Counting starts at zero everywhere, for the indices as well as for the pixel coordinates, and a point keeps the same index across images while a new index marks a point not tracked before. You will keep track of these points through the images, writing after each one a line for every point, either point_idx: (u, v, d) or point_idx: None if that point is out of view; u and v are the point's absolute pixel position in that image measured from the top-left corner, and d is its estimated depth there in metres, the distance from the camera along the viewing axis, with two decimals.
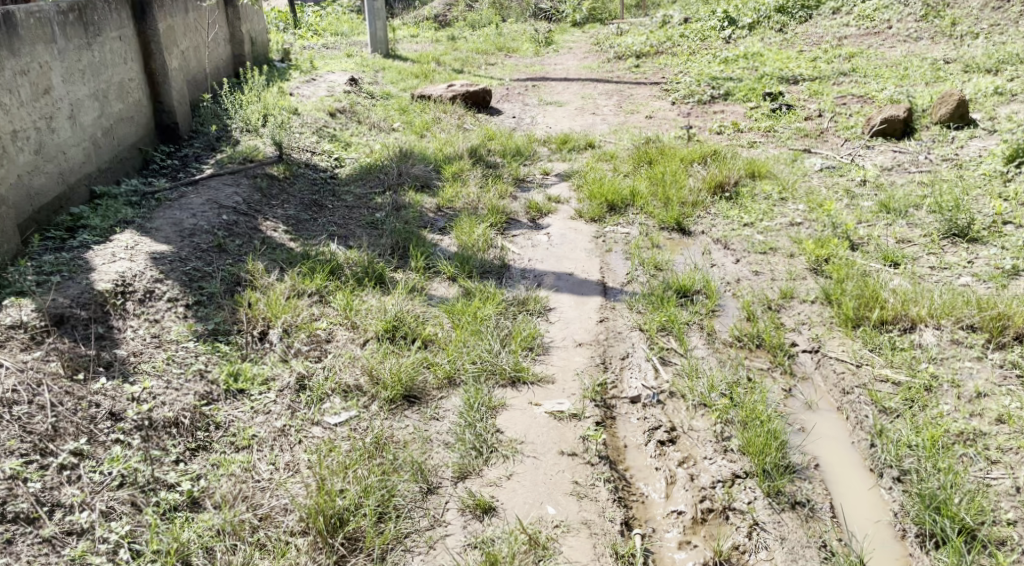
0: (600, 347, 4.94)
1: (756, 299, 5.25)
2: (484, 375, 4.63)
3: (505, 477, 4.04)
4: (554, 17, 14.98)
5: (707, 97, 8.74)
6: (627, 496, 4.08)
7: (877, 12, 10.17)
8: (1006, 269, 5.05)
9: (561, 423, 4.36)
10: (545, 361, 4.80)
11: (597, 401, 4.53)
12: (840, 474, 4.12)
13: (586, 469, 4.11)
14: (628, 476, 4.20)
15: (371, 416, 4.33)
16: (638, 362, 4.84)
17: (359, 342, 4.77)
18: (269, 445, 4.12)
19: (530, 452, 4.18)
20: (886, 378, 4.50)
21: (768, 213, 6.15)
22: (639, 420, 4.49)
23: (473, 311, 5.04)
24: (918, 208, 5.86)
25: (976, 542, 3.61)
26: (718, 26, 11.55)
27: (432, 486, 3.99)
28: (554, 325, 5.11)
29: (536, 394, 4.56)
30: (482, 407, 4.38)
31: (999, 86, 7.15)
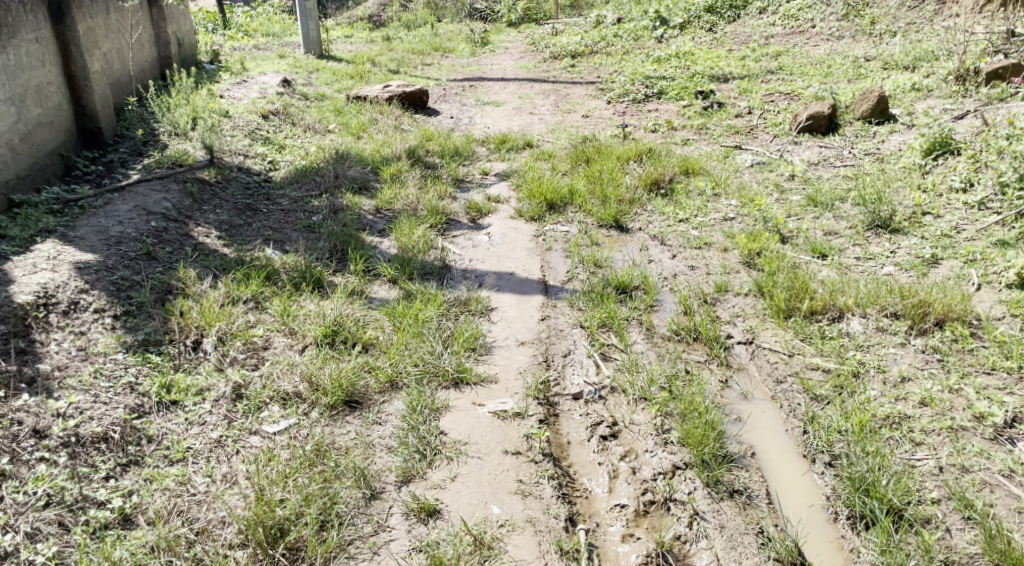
0: (542, 345, 4.98)
1: (692, 293, 5.35)
2: (427, 377, 4.63)
3: (450, 479, 4.06)
4: (490, 17, 14.98)
5: (641, 97, 8.86)
6: (571, 492, 4.13)
7: (801, 12, 10.45)
8: (926, 258, 5.25)
9: (505, 422, 4.40)
10: (487, 361, 4.83)
11: (540, 399, 4.57)
12: (775, 460, 4.23)
13: (530, 468, 4.15)
14: (572, 472, 4.25)
15: (311, 424, 4.30)
16: (580, 359, 4.90)
17: (298, 349, 4.73)
18: (205, 456, 4.07)
19: (474, 453, 4.20)
20: (816, 366, 4.65)
21: (702, 209, 6.28)
22: (581, 416, 4.55)
23: (414, 313, 5.03)
24: (843, 201, 6.05)
25: (902, 521, 3.75)
26: (651, 26, 11.72)
27: (375, 492, 3.98)
28: (496, 325, 5.14)
29: (479, 395, 4.58)
30: (425, 410, 4.39)
31: (916, 82, 7.41)
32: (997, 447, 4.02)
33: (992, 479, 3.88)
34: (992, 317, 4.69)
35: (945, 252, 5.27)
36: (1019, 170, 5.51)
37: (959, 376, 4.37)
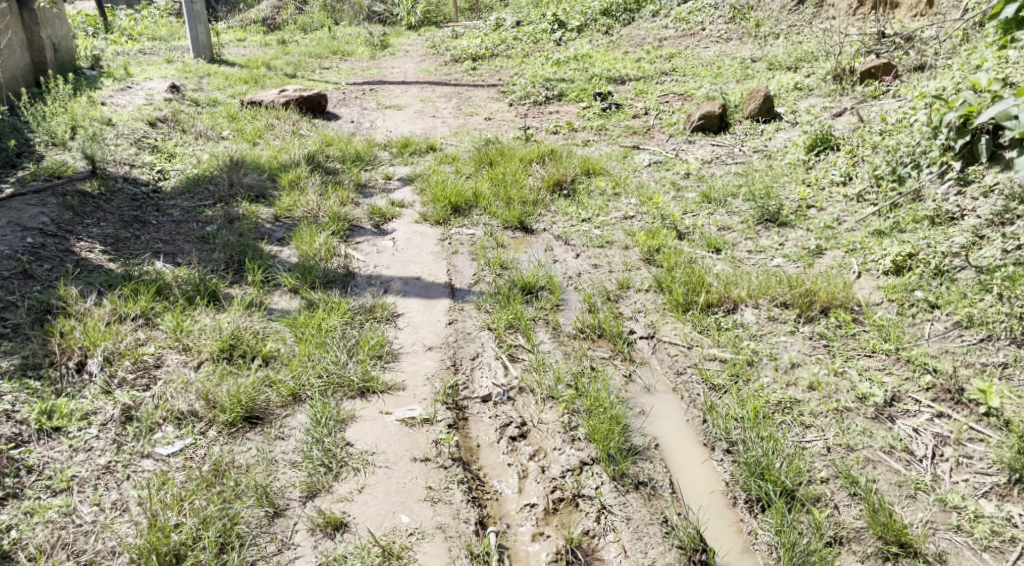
0: (449, 349, 4.98)
1: (596, 291, 5.45)
2: (331, 388, 4.57)
3: (357, 491, 4.02)
4: (389, 20, 14.87)
5: (541, 99, 8.95)
6: (481, 495, 4.15)
7: (692, 15, 10.75)
8: (811, 249, 5.49)
9: (413, 429, 4.38)
10: (394, 368, 4.80)
11: (448, 403, 4.58)
12: (677, 451, 4.35)
13: (439, 473, 4.16)
14: (482, 475, 4.26)
15: (209, 443, 4.20)
16: (487, 361, 4.93)
17: (193, 366, 4.60)
18: (92, 484, 3.93)
19: (382, 462, 4.18)
20: (714, 356, 4.80)
21: (603, 208, 6.39)
22: (490, 418, 4.57)
23: (316, 323, 4.96)
24: (736, 197, 6.26)
25: (794, 501, 3.91)
26: (549, 30, 11.86)
27: (279, 509, 3.92)
28: (402, 331, 5.12)
29: (386, 403, 4.55)
30: (330, 422, 4.34)
31: (798, 82, 7.74)
32: (879, 425, 4.23)
33: (875, 456, 4.09)
34: (872, 303, 4.93)
35: (828, 243, 5.51)
36: (893, 163, 5.81)
37: (843, 360, 4.59)
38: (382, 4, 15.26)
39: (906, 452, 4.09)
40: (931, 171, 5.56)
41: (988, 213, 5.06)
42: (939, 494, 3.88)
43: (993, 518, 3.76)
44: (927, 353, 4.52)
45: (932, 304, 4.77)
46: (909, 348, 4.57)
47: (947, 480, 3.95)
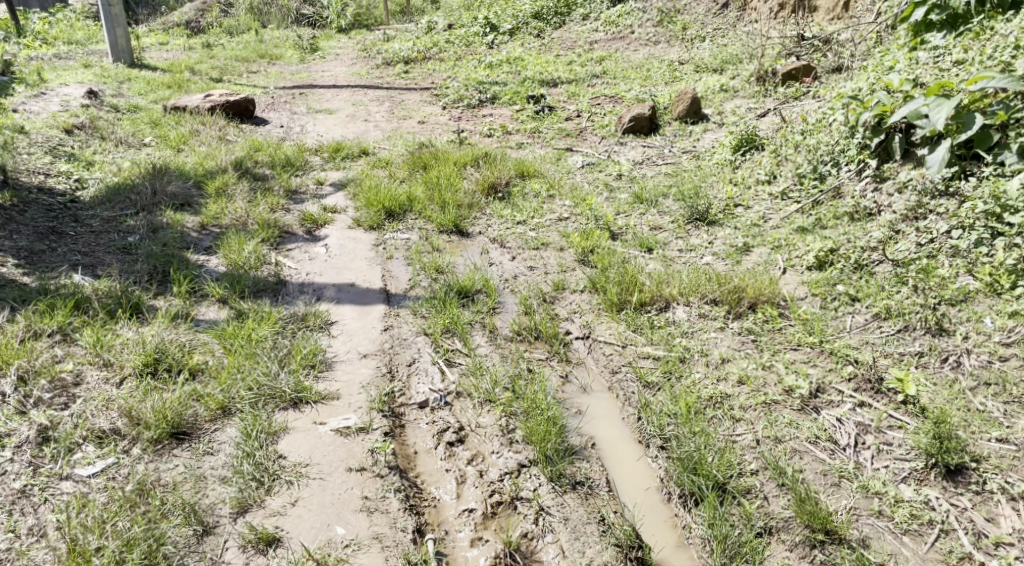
0: (385, 356, 4.95)
1: (532, 293, 5.48)
2: (262, 400, 4.51)
3: (291, 505, 3.99)
4: (318, 23, 14.69)
5: (475, 102, 8.95)
6: (419, 502, 4.14)
7: (621, 18, 10.90)
8: (739, 247, 5.61)
9: (348, 439, 4.35)
10: (328, 377, 4.75)
11: (384, 411, 4.55)
12: (613, 449, 4.40)
13: (376, 483, 4.14)
14: (419, 482, 4.25)
15: (133, 461, 4.11)
16: (424, 367, 4.91)
17: (115, 382, 4.49)
18: (7, 509, 3.84)
19: (316, 474, 4.14)
20: (647, 354, 4.88)
21: (538, 211, 6.43)
22: (428, 424, 4.56)
23: (246, 334, 4.88)
24: (666, 197, 6.36)
25: (725, 495, 4.00)
26: (481, 33, 11.88)
27: (208, 527, 3.88)
28: (336, 339, 5.07)
29: (320, 413, 4.50)
30: (261, 435, 4.28)
31: (724, 84, 7.91)
32: (805, 416, 4.35)
33: (801, 447, 4.20)
34: (797, 298, 5.07)
35: (755, 241, 5.64)
36: (813, 162, 5.99)
37: (771, 354, 4.70)
38: (310, 6, 15.05)
39: (830, 442, 4.20)
40: (849, 169, 5.75)
41: (903, 209, 5.23)
42: (862, 480, 4.01)
43: (912, 502, 3.90)
44: (849, 344, 4.66)
45: (854, 297, 4.92)
46: (832, 341, 4.70)
47: (869, 467, 4.08)
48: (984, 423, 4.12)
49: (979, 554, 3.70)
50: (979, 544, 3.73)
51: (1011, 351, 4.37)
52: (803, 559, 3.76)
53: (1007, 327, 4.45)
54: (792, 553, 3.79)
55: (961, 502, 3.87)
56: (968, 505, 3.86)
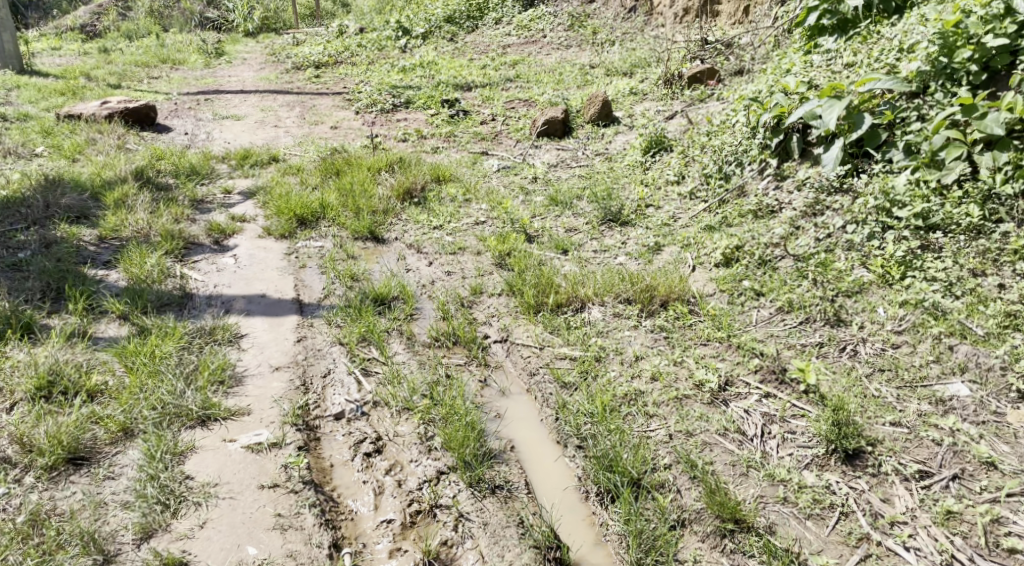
0: (299, 368, 4.87)
1: (449, 298, 5.47)
2: (167, 420, 4.37)
3: (199, 526, 3.91)
4: (224, 27, 14.34)
5: (388, 106, 8.87)
6: (335, 516, 4.08)
7: (533, 22, 11.00)
8: (651, 246, 5.71)
9: (260, 455, 4.26)
10: (238, 393, 4.64)
11: (298, 424, 4.47)
12: (532, 451, 4.42)
13: (289, 499, 4.07)
14: (336, 495, 4.19)
15: (25, 491, 3.98)
16: (340, 377, 4.85)
17: (6, 409, 4.34)
18: None
19: (226, 493, 4.05)
20: (564, 355, 4.92)
21: (454, 215, 6.42)
22: (344, 436, 4.50)
23: (149, 350, 4.73)
24: (580, 199, 6.42)
25: (640, 490, 4.07)
26: (394, 37, 11.82)
27: (109, 555, 3.76)
28: (247, 353, 4.96)
29: (230, 430, 4.39)
30: (166, 455, 4.17)
31: (634, 88, 8.06)
32: (715, 409, 4.45)
33: (711, 439, 4.30)
34: (706, 295, 5.19)
35: (665, 240, 5.75)
36: (718, 163, 6.15)
37: (682, 350, 4.80)
38: (214, 8, 14.68)
39: (738, 433, 4.32)
40: (752, 168, 5.93)
41: (802, 205, 5.43)
42: (768, 469, 4.12)
43: (814, 488, 4.02)
44: (755, 338, 4.80)
45: (759, 292, 5.07)
46: (739, 335, 4.83)
47: (775, 456, 4.19)
48: (878, 408, 4.28)
49: (877, 534, 3.83)
50: (877, 524, 3.87)
51: (903, 338, 4.57)
52: (714, 549, 3.85)
53: (898, 316, 4.65)
54: (704, 544, 3.87)
55: (859, 485, 4.01)
56: (865, 487, 4.00)
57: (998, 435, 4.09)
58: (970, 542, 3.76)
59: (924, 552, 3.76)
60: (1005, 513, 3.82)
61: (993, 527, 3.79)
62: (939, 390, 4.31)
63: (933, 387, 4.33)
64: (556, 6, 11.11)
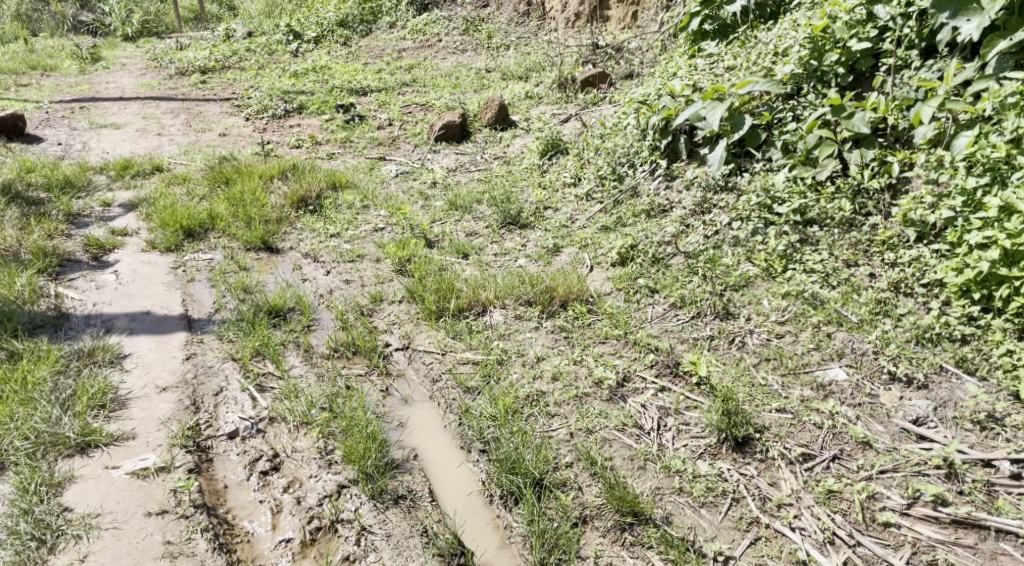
0: (188, 387, 4.75)
1: (348, 306, 5.41)
2: (42, 450, 4.24)
3: (81, 561, 3.80)
4: (100, 31, 13.78)
5: (280, 112, 8.70)
6: (231, 539, 4.00)
7: (427, 26, 11.00)
8: (549, 248, 5.77)
9: (145, 481, 4.16)
10: (121, 417, 4.51)
11: (188, 446, 4.38)
12: (436, 458, 4.41)
13: (179, 524, 3.98)
14: (230, 517, 4.10)
15: None
16: (233, 395, 4.74)
17: None
18: None
19: (109, 524, 3.94)
20: (467, 359, 4.93)
21: (352, 222, 6.35)
22: (239, 455, 4.39)
23: (21, 377, 4.55)
24: (480, 203, 6.44)
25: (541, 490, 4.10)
26: (284, 40, 11.61)
27: None
28: (131, 374, 4.82)
29: (113, 456, 4.27)
30: (41, 487, 4.04)
31: (529, 92, 8.15)
32: (613, 406, 4.55)
33: (610, 435, 4.39)
34: (603, 294, 5.28)
35: (563, 241, 5.83)
36: (612, 164, 6.28)
37: (581, 349, 4.88)
38: (90, 13, 14.10)
39: (636, 427, 4.41)
40: (644, 169, 6.07)
41: (691, 204, 5.60)
42: (664, 461, 4.22)
43: (707, 476, 4.14)
44: (649, 334, 4.92)
45: (653, 289, 5.19)
46: (635, 331, 4.94)
47: (671, 447, 4.30)
48: (764, 397, 4.44)
49: (765, 517, 3.95)
50: (765, 508, 3.99)
51: (786, 328, 4.76)
52: (614, 543, 3.91)
53: (781, 307, 4.86)
54: (605, 538, 3.93)
55: (748, 471, 4.15)
56: (754, 473, 4.13)
57: (873, 416, 4.29)
58: (850, 518, 3.90)
59: (808, 531, 3.88)
60: (880, 489, 3.98)
61: (870, 503, 3.94)
62: (820, 375, 4.50)
63: (814, 372, 4.53)
64: (450, 10, 11.12)
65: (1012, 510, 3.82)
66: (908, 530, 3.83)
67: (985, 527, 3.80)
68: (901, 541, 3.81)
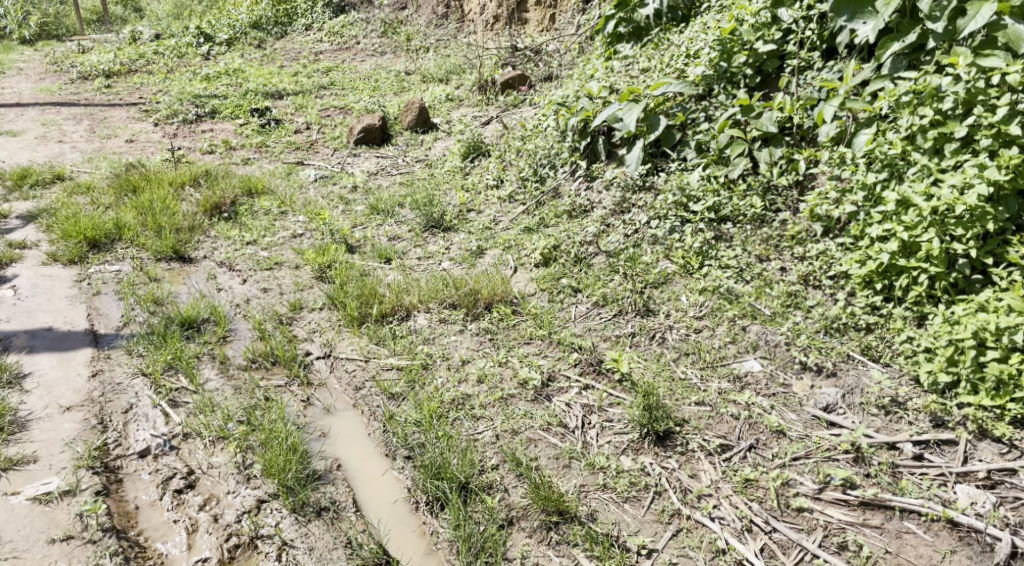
0: (95, 406, 4.59)
1: (266, 316, 5.30)
2: None
3: None
4: None
5: (191, 116, 8.45)
6: (142, 562, 3.87)
7: (345, 28, 10.88)
8: (473, 250, 5.78)
9: (48, 506, 4.00)
10: (21, 439, 4.34)
11: (95, 467, 4.23)
12: (360, 466, 4.36)
13: (87, 550, 3.83)
14: (142, 540, 3.97)
15: None
16: (144, 412, 4.59)
17: None
18: None
19: (9, 553, 3.78)
20: (391, 365, 4.89)
21: (269, 228, 6.22)
22: (151, 474, 4.27)
23: None
24: (402, 206, 6.40)
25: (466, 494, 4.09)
26: (194, 43, 11.27)
27: None
28: (32, 394, 4.63)
29: (13, 481, 4.11)
30: None
31: (449, 94, 8.14)
32: (538, 406, 4.58)
33: (535, 435, 4.42)
34: (527, 294, 5.32)
35: (487, 243, 5.84)
36: (533, 166, 6.35)
37: (506, 350, 4.90)
38: None
39: (560, 426, 4.46)
40: (565, 170, 6.17)
41: (610, 204, 5.71)
42: (589, 459, 4.28)
43: (630, 471, 4.21)
44: (573, 333, 4.98)
45: (576, 289, 5.26)
46: (559, 331, 5.00)
47: (595, 445, 4.36)
48: (684, 390, 4.56)
49: (686, 509, 4.02)
50: (686, 500, 4.06)
51: (703, 323, 4.90)
52: (540, 543, 3.93)
53: (699, 302, 4.99)
54: (532, 539, 3.95)
55: (670, 464, 4.23)
56: (675, 465, 4.23)
57: (786, 405, 4.44)
58: (766, 506, 4.01)
59: (727, 520, 3.96)
60: (793, 476, 4.11)
61: (783, 490, 4.07)
62: (736, 367, 4.65)
63: (731, 364, 4.67)
64: (367, 12, 11.02)
65: (915, 489, 3.98)
66: (820, 514, 3.95)
67: (890, 507, 3.94)
68: (814, 525, 3.92)
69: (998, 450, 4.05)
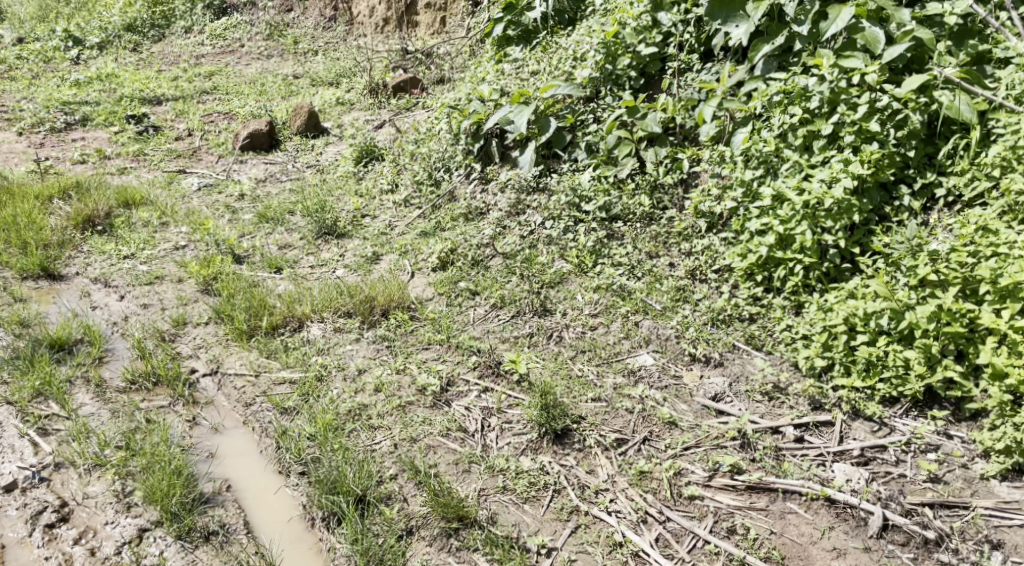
0: None
1: (145, 334, 5.03)
2: None
3: None
4: None
5: (60, 125, 7.95)
6: None
7: (227, 31, 10.47)
8: (368, 256, 5.68)
9: None
10: None
11: None
12: (251, 486, 4.21)
13: None
14: None
15: None
16: (11, 442, 4.30)
17: None
18: None
19: None
20: (283, 380, 4.73)
21: (149, 241, 5.90)
22: (18, 509, 4.00)
23: None
24: (292, 214, 6.22)
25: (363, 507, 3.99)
26: (62, 46, 10.58)
27: None
28: None
29: None
30: None
31: (339, 97, 7.97)
32: (437, 412, 4.54)
33: (435, 442, 4.38)
34: (425, 299, 5.28)
35: (382, 249, 5.76)
36: (427, 170, 6.31)
37: (404, 357, 4.84)
38: None
39: (461, 431, 4.44)
40: (460, 173, 6.20)
41: (506, 206, 5.75)
42: (489, 461, 4.28)
43: (531, 472, 4.22)
44: (473, 336, 4.97)
45: (474, 292, 5.26)
46: (458, 335, 4.97)
47: (495, 447, 4.36)
48: (581, 387, 4.62)
49: (584, 505, 4.07)
50: (584, 495, 4.12)
51: (598, 320, 4.99)
52: (441, 550, 3.89)
53: (593, 300, 5.09)
54: (432, 547, 3.90)
55: (568, 462, 4.28)
56: (573, 463, 4.27)
57: (678, 397, 4.57)
58: (660, 496, 4.11)
59: (623, 513, 4.04)
60: (685, 465, 4.22)
61: (676, 479, 4.17)
62: (630, 362, 4.76)
63: (625, 360, 4.77)
64: (251, 14, 10.67)
65: (797, 470, 4.15)
66: (710, 500, 4.08)
67: (774, 489, 4.09)
68: (704, 511, 4.04)
69: (870, 429, 4.27)
